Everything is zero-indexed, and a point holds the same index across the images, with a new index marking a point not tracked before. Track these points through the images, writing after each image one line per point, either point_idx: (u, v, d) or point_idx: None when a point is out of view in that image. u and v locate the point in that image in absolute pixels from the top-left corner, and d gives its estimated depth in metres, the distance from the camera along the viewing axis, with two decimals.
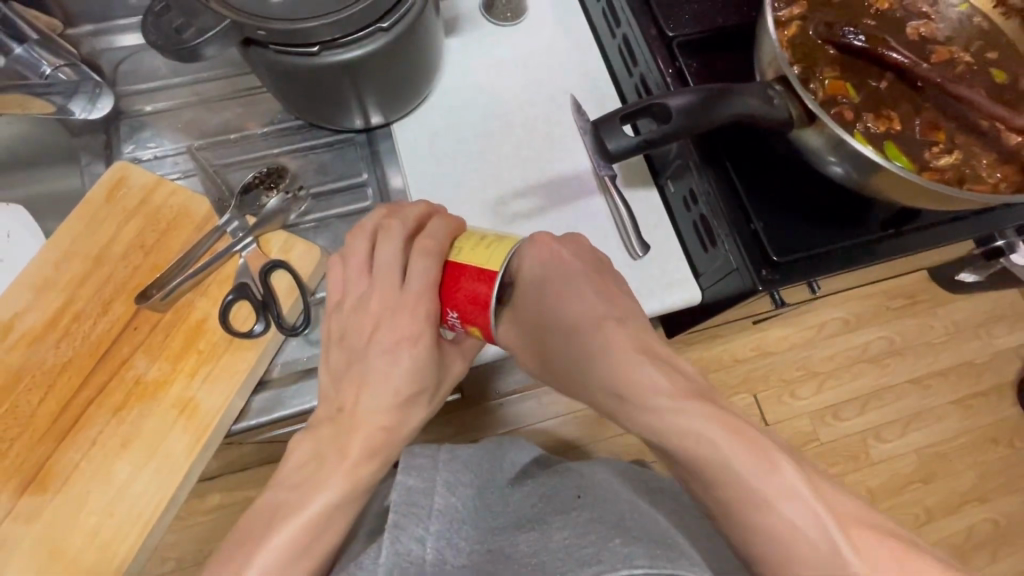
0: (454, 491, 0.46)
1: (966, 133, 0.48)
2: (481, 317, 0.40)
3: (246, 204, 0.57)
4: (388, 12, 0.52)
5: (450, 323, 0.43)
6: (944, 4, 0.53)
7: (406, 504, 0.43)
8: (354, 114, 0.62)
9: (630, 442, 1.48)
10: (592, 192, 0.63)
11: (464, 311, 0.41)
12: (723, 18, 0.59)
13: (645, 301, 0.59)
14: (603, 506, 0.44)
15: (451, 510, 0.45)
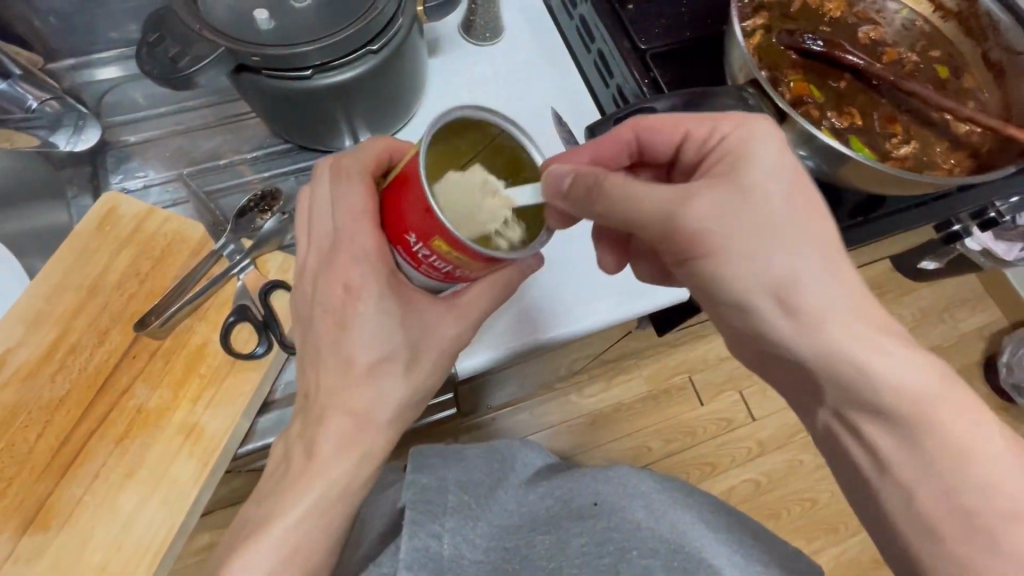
0: (467, 489, 0.53)
1: (920, 125, 0.52)
2: (428, 213, 0.36)
3: (241, 227, 0.57)
4: (376, 35, 0.54)
5: (425, 255, 0.40)
6: (889, 11, 0.58)
7: (421, 500, 0.49)
8: (343, 134, 0.63)
9: (624, 447, 1.50)
10: None
11: (417, 227, 0.38)
12: (690, 31, 0.63)
13: (636, 300, 0.62)
14: (618, 513, 0.52)
15: (464, 508, 0.51)
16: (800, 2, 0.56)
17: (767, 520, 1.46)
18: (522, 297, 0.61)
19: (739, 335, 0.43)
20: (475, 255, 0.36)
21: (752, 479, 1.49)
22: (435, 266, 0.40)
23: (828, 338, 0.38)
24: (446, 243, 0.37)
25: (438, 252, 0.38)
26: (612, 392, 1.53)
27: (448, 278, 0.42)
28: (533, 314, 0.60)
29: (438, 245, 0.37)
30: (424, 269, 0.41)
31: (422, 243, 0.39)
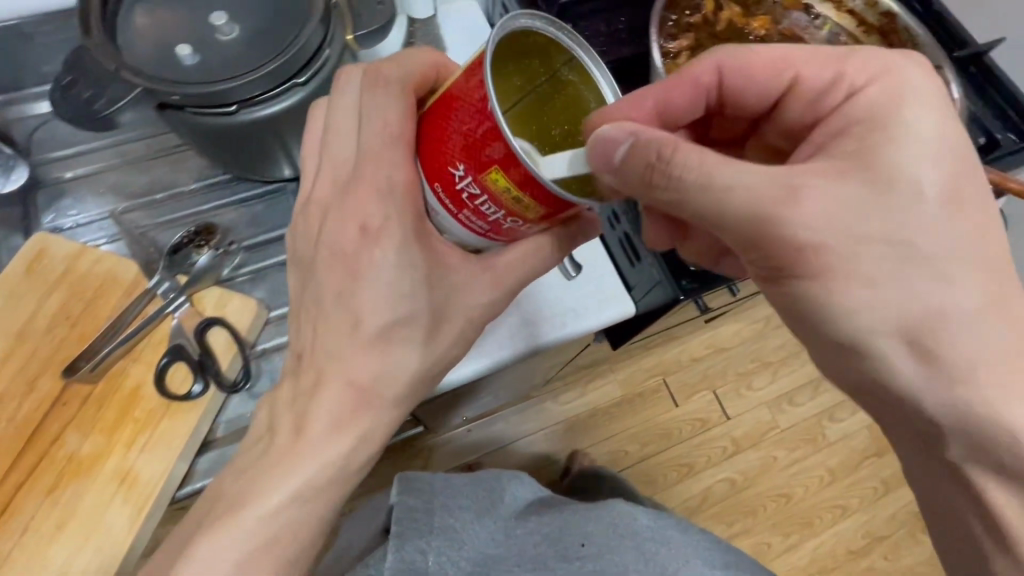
0: (452, 518, 0.64)
1: None
2: (491, 130, 0.36)
3: (176, 263, 0.56)
4: (302, 67, 0.53)
5: (473, 190, 0.39)
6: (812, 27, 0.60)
7: (408, 523, 0.63)
8: (281, 163, 0.62)
9: (600, 452, 1.50)
10: None
11: (465, 154, 0.38)
12: (625, 49, 0.63)
13: (580, 318, 0.61)
14: (598, 556, 0.62)
15: (448, 531, 0.63)
16: (726, 19, 0.57)
17: (743, 518, 1.48)
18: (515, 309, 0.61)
19: (832, 354, 0.45)
20: (529, 188, 0.36)
21: (728, 478, 1.50)
22: (479, 206, 0.40)
23: (952, 371, 0.41)
24: (502, 172, 0.36)
25: (487, 184, 0.37)
26: (587, 398, 1.54)
27: (489, 226, 0.41)
28: (533, 318, 0.61)
29: (490, 176, 0.37)
30: (466, 212, 0.41)
31: (471, 174, 0.38)
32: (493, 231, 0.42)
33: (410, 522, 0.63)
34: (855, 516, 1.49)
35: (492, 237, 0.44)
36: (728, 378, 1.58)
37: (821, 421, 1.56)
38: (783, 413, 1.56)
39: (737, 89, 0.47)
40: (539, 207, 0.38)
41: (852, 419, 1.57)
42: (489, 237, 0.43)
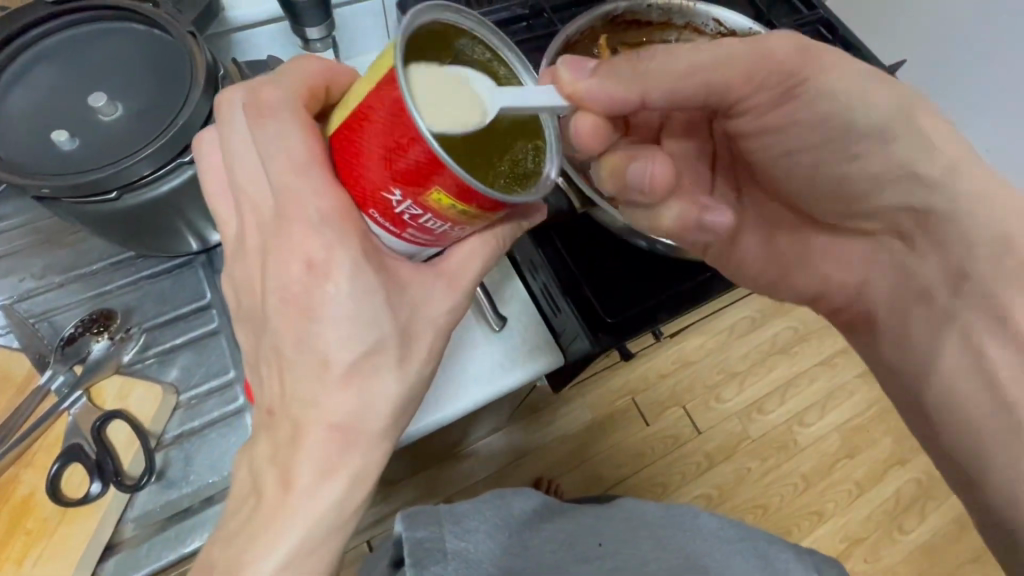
0: (464, 537, 0.56)
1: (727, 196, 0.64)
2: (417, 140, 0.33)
3: (69, 356, 0.54)
4: (188, 145, 0.51)
5: (411, 209, 0.37)
6: None
7: (422, 550, 0.54)
8: (186, 236, 0.60)
9: (575, 479, 1.47)
10: None
11: (395, 175, 0.35)
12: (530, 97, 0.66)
13: (507, 372, 0.60)
14: (621, 552, 0.60)
15: (462, 553, 0.55)
16: None
17: None
18: (454, 377, 0.60)
19: (824, 190, 0.54)
20: (477, 201, 0.35)
21: (705, 494, 1.49)
22: (423, 223, 0.38)
23: (901, 182, 0.49)
24: (440, 185, 0.34)
25: (433, 206, 0.35)
26: (560, 424, 1.51)
27: (437, 237, 0.40)
28: (475, 374, 0.60)
29: (434, 198, 0.35)
30: (411, 231, 0.39)
31: (411, 196, 0.36)
32: (439, 241, 0.41)
33: (421, 551, 0.53)
34: (832, 520, 1.48)
35: (438, 245, 0.42)
36: (697, 392, 1.57)
37: (792, 427, 1.55)
38: (752, 423, 1.55)
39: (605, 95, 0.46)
40: (490, 216, 0.37)
41: (823, 422, 1.56)
42: (438, 245, 0.42)
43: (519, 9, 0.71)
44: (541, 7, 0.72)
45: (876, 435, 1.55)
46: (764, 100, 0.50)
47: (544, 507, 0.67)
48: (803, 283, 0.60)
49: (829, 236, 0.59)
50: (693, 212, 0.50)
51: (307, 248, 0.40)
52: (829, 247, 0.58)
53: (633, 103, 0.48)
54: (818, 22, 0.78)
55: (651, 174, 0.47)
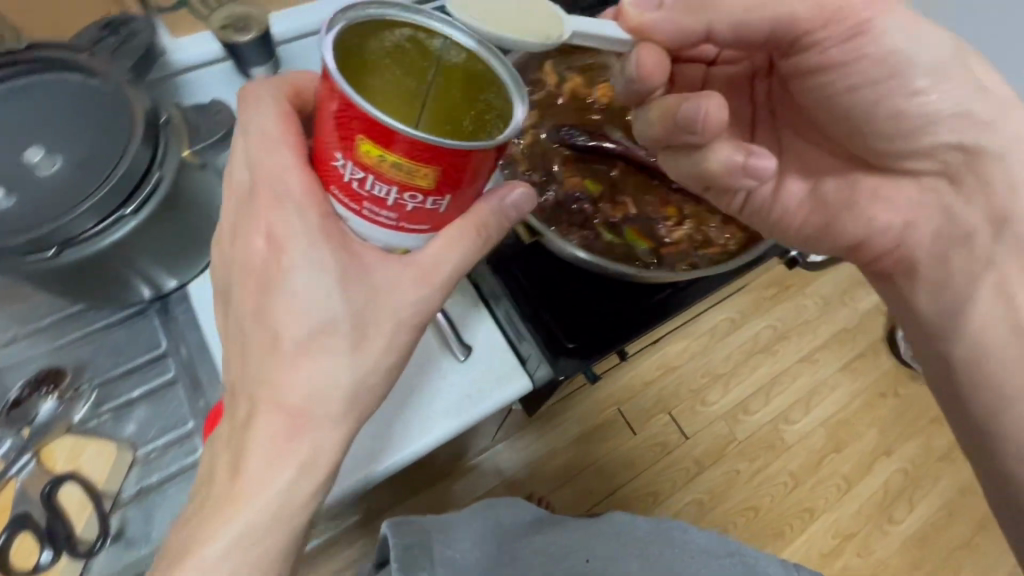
0: (453, 546, 0.70)
1: (690, 204, 0.64)
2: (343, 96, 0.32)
3: (14, 420, 0.53)
4: (129, 197, 0.50)
5: (354, 172, 0.34)
6: None
7: (410, 554, 0.66)
8: (139, 285, 0.58)
9: (568, 494, 1.40)
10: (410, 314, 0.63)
11: (336, 137, 0.34)
12: None
13: (478, 401, 0.60)
14: None
15: (451, 558, 0.68)
16: (571, 91, 0.64)
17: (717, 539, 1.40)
18: (422, 411, 0.59)
19: (874, 134, 0.51)
20: (405, 146, 0.31)
21: (697, 499, 1.43)
22: (372, 192, 0.35)
23: (949, 127, 0.48)
24: (367, 138, 0.32)
25: (367, 162, 0.33)
26: (547, 440, 1.43)
27: (400, 215, 0.36)
28: (443, 405, 0.59)
29: (365, 149, 0.33)
30: (366, 206, 0.36)
31: (351, 156, 0.34)
32: (404, 221, 0.36)
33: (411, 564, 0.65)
34: (823, 516, 1.44)
35: (411, 229, 0.37)
36: (683, 397, 1.51)
37: (777, 426, 1.51)
38: (739, 424, 1.50)
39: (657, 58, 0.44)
40: (434, 170, 0.33)
41: (807, 419, 1.52)
42: (409, 229, 0.37)
43: None
44: None
45: (861, 428, 1.52)
46: (837, 32, 0.47)
47: (551, 557, 0.74)
48: (846, 232, 0.54)
49: (874, 179, 0.53)
50: (743, 152, 0.46)
51: (267, 224, 0.40)
52: (877, 189, 0.53)
53: (697, 36, 0.46)
54: None
55: (705, 111, 0.43)
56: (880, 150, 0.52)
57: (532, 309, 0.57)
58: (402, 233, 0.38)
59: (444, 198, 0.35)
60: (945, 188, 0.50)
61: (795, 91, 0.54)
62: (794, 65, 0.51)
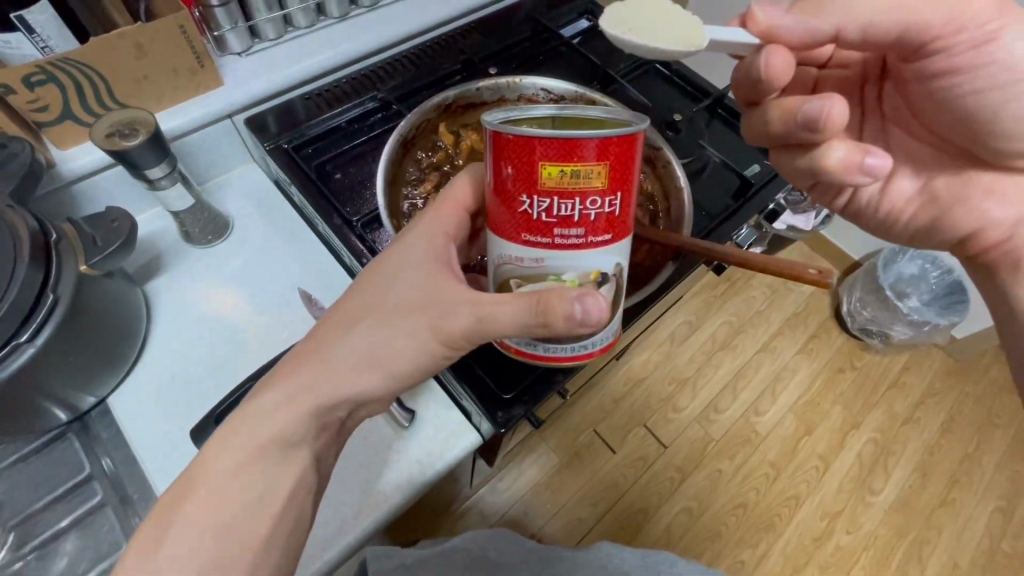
0: None
1: None
2: (518, 158, 0.36)
3: None
4: (23, 324, 0.47)
5: (537, 209, 0.37)
6: None
7: None
8: (54, 411, 0.55)
9: (555, 527, 1.33)
10: (376, 424, 0.59)
11: (518, 185, 0.37)
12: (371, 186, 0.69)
13: (426, 467, 0.58)
14: None
15: None
16: None
17: (710, 545, 1.33)
18: (371, 488, 0.57)
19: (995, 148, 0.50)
20: (580, 149, 0.35)
21: (685, 508, 1.36)
22: (552, 220, 0.37)
23: None
24: (543, 172, 0.36)
25: (551, 185, 0.36)
26: (528, 476, 1.37)
27: (585, 230, 0.38)
28: (391, 478, 0.57)
29: (548, 174, 0.36)
30: (557, 234, 0.38)
31: (532, 194, 0.37)
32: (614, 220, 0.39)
33: None
34: (808, 501, 1.38)
35: (598, 243, 0.39)
36: (654, 408, 1.47)
37: (749, 419, 1.46)
38: (713, 424, 1.45)
39: (781, 66, 0.45)
40: (606, 167, 0.36)
41: (776, 406, 1.48)
42: (594, 243, 0.39)
43: (370, 104, 0.73)
44: (389, 98, 0.74)
45: (827, 406, 1.49)
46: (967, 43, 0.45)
47: None
48: (956, 225, 0.55)
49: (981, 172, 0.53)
50: (859, 151, 0.46)
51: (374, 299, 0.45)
52: (990, 183, 0.53)
53: (824, 35, 0.45)
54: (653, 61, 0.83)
55: (831, 111, 0.43)
56: (994, 150, 0.50)
57: (463, 364, 0.57)
58: (591, 251, 0.39)
59: (618, 196, 0.37)
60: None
61: (914, 93, 0.53)
62: (914, 69, 0.50)
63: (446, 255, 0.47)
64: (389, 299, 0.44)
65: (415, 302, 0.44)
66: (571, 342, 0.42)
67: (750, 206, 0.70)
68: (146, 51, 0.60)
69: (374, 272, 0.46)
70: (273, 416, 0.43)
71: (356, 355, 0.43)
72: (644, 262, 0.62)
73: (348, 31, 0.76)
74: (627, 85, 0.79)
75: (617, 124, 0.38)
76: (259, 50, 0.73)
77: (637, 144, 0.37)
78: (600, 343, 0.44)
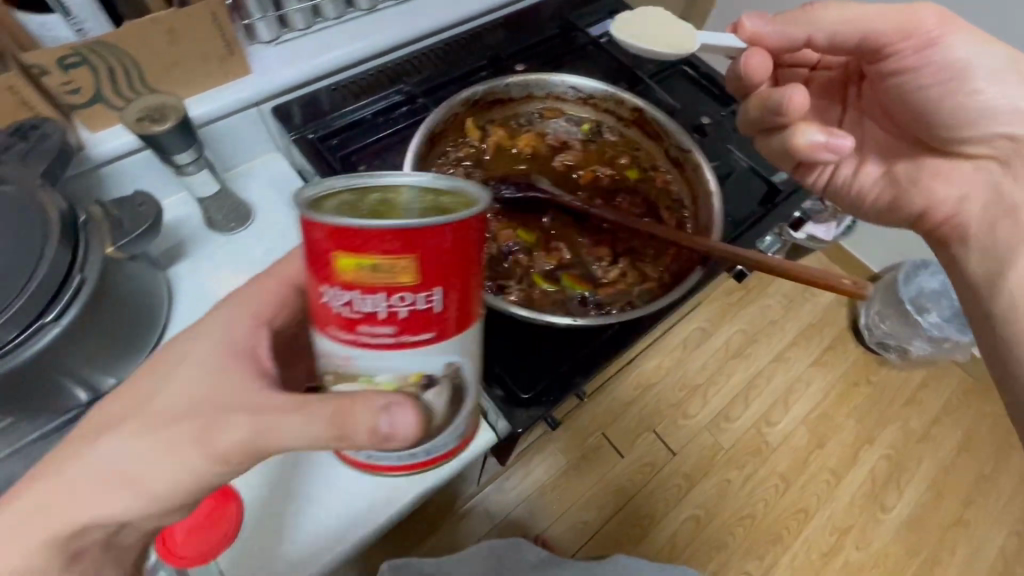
0: None
1: (627, 239, 0.64)
2: (328, 245, 0.29)
3: None
4: (49, 304, 0.47)
5: (341, 305, 0.31)
6: (565, 127, 0.73)
7: None
8: (74, 391, 0.55)
9: (560, 529, 1.32)
10: (290, 462, 0.56)
11: (325, 276, 0.30)
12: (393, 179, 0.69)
13: (441, 464, 0.57)
14: None
15: None
16: (493, 148, 0.70)
17: (716, 554, 1.32)
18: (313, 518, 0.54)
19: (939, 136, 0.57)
20: (373, 239, 0.29)
21: (692, 516, 1.35)
22: (357, 316, 0.31)
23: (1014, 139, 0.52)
24: (349, 264, 0.29)
25: (356, 282, 0.30)
26: (534, 477, 1.36)
27: (396, 328, 0.31)
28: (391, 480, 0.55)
29: (344, 266, 0.30)
30: (364, 333, 0.32)
31: (335, 286, 0.31)
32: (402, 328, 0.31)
33: None
34: (818, 515, 1.36)
35: (415, 342, 0.32)
36: (664, 413, 1.45)
37: (760, 429, 1.44)
38: (723, 433, 1.44)
39: (757, 65, 0.55)
40: (414, 258, 0.29)
41: (788, 418, 1.46)
42: (414, 343, 0.32)
43: (396, 97, 0.73)
44: (415, 92, 0.74)
45: (840, 420, 1.47)
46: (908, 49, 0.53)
47: None
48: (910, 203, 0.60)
49: (937, 160, 0.58)
50: (825, 133, 0.52)
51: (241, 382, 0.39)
52: (939, 169, 0.57)
53: (797, 42, 0.55)
54: (681, 63, 0.82)
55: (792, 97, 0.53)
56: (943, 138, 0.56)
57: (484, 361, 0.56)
58: (408, 350, 0.32)
59: (435, 290, 0.31)
60: (995, 170, 0.54)
61: (882, 92, 0.60)
62: (874, 70, 0.58)
63: (248, 342, 0.42)
64: (230, 384, 0.38)
65: (200, 394, 0.38)
66: (397, 451, 0.37)
67: (779, 213, 0.69)
68: (178, 37, 0.60)
69: (146, 372, 0.41)
70: (220, 449, 0.37)
71: (198, 428, 0.37)
72: (670, 266, 0.62)
73: (377, 23, 0.76)
74: (654, 87, 0.78)
75: (458, 205, 0.32)
76: (287, 39, 0.73)
77: (468, 236, 0.30)
78: (437, 450, 0.39)
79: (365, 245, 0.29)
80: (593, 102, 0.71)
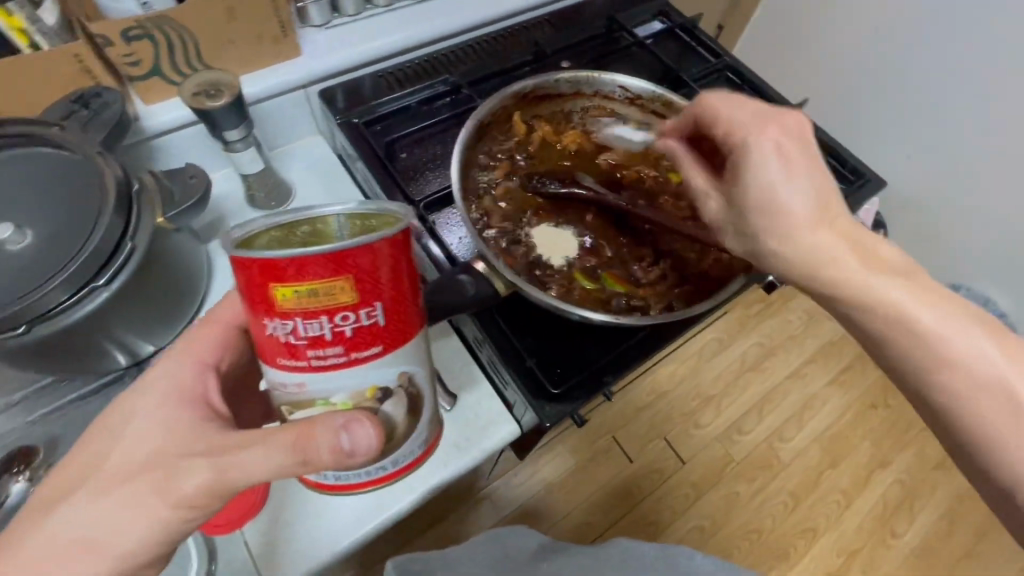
0: None
1: (667, 241, 0.64)
2: (258, 277, 0.32)
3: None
4: (101, 268, 0.49)
5: (286, 332, 0.33)
6: (612, 125, 0.73)
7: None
8: (115, 354, 0.57)
9: (565, 529, 1.33)
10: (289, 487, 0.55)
11: (264, 307, 0.33)
12: (432, 169, 0.70)
13: (465, 453, 0.57)
14: None
15: None
16: (538, 143, 0.70)
17: None
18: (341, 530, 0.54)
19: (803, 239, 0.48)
20: (309, 270, 0.31)
21: (698, 525, 1.34)
22: (301, 340, 0.34)
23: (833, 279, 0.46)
24: (285, 293, 0.32)
25: (295, 308, 0.32)
26: (542, 474, 1.37)
27: (344, 347, 0.34)
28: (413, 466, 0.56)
29: (283, 296, 0.32)
30: (313, 355, 0.34)
31: (275, 316, 0.33)
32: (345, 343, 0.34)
33: None
34: (826, 535, 1.35)
35: (364, 357, 0.35)
36: (676, 421, 1.44)
37: (772, 443, 1.43)
38: (735, 445, 1.42)
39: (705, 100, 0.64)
40: (349, 280, 0.32)
41: (802, 434, 1.44)
42: (360, 359, 0.35)
43: (440, 87, 0.74)
44: (459, 83, 0.74)
45: (855, 440, 1.45)
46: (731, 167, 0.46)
47: None
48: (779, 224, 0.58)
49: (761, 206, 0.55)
50: None
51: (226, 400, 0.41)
52: None
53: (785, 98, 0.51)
54: (726, 69, 0.81)
55: None
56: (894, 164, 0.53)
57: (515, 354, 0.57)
58: (358, 367, 0.36)
59: (376, 306, 0.34)
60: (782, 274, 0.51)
61: None
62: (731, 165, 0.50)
63: (198, 386, 0.43)
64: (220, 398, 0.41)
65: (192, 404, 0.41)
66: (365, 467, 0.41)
67: None
68: (236, 15, 0.61)
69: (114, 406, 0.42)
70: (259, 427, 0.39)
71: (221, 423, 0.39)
72: (709, 272, 0.62)
73: (424, 12, 0.76)
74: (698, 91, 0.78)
75: (383, 225, 0.35)
76: (336, 24, 0.74)
77: (397, 251, 0.33)
78: (401, 460, 0.43)
79: (295, 271, 0.31)
80: (640, 103, 0.71)
